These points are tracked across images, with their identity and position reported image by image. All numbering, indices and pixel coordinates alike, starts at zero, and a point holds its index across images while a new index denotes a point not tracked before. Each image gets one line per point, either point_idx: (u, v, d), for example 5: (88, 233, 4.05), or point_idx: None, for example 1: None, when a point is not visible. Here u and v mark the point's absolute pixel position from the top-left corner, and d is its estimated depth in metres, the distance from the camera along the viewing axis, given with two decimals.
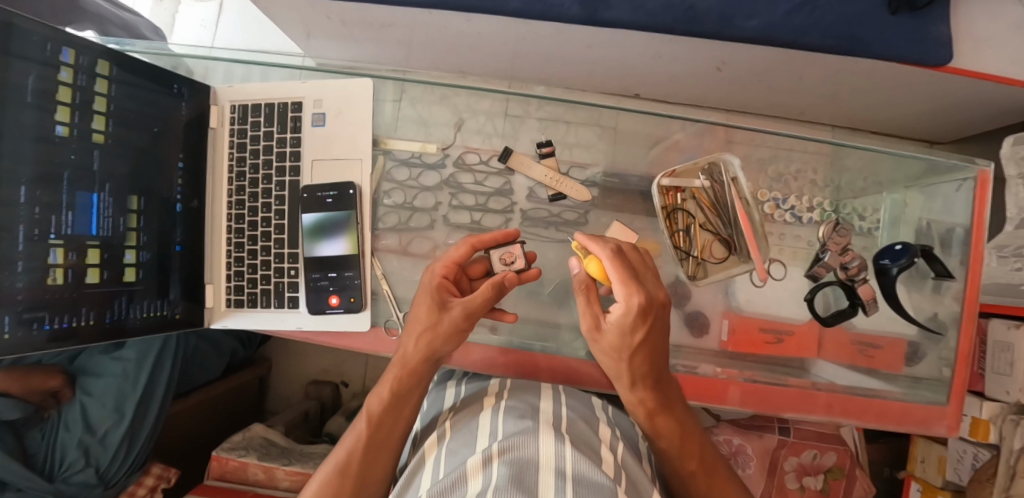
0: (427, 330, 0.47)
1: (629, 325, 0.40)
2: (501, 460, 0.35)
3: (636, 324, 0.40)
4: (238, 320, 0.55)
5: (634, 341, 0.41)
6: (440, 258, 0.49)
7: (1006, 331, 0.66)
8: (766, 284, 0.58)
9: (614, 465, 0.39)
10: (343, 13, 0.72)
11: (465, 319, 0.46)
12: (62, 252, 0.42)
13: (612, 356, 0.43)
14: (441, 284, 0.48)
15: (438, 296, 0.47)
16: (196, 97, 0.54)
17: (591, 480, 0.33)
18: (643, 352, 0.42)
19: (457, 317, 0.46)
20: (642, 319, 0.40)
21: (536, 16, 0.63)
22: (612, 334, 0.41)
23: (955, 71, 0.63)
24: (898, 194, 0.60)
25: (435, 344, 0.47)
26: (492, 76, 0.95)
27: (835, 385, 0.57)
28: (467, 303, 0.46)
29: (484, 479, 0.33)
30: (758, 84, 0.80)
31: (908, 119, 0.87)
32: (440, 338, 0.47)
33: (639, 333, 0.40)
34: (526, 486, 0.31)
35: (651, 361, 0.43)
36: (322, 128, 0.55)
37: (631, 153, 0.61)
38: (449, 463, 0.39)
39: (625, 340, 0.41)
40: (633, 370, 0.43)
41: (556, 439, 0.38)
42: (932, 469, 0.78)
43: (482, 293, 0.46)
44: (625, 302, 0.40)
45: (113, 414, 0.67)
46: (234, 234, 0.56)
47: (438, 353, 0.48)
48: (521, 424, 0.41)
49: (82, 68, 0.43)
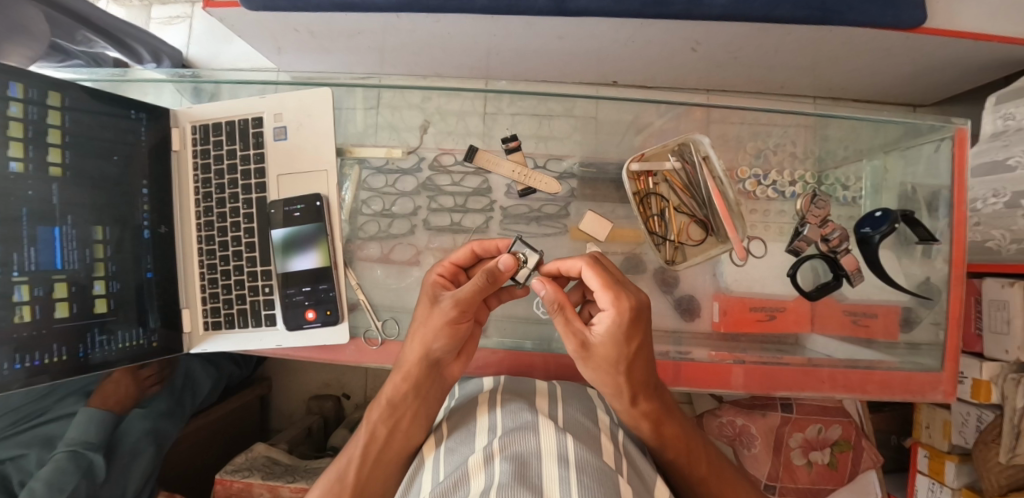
0: (421, 327, 0.43)
1: (621, 334, 0.35)
2: (502, 456, 0.34)
3: (628, 332, 0.35)
4: (217, 342, 0.54)
5: (629, 350, 0.36)
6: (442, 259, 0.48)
7: (1000, 289, 0.65)
8: (746, 262, 0.57)
9: (613, 452, 0.38)
10: (310, 25, 0.71)
11: (455, 310, 0.41)
12: (27, 289, 0.41)
13: (606, 371, 0.38)
14: (438, 281, 0.45)
15: (432, 291, 0.44)
16: (157, 122, 0.53)
17: (595, 467, 0.32)
18: (640, 357, 0.38)
19: (446, 311, 0.41)
20: (633, 324, 0.35)
21: (503, 11, 0.62)
22: (602, 347, 0.37)
23: (932, 32, 0.62)
24: (878, 161, 0.59)
25: (428, 341, 0.43)
26: (467, 74, 0.94)
27: (831, 359, 0.56)
28: (460, 293, 0.40)
29: (487, 476, 0.32)
30: (735, 60, 0.79)
31: (889, 84, 0.87)
32: (433, 336, 0.42)
33: (633, 341, 0.36)
34: (529, 482, 0.31)
35: (647, 368, 0.39)
36: (284, 142, 0.54)
37: (610, 142, 0.60)
38: (449, 464, 0.39)
39: (619, 352, 0.36)
40: (626, 383, 0.39)
41: (556, 429, 0.37)
42: (937, 434, 0.77)
43: (476, 276, 0.39)
44: (611, 310, 0.35)
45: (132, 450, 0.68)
46: (206, 256, 0.55)
47: (432, 352, 0.43)
48: (519, 420, 0.40)
49: (32, 101, 0.43)
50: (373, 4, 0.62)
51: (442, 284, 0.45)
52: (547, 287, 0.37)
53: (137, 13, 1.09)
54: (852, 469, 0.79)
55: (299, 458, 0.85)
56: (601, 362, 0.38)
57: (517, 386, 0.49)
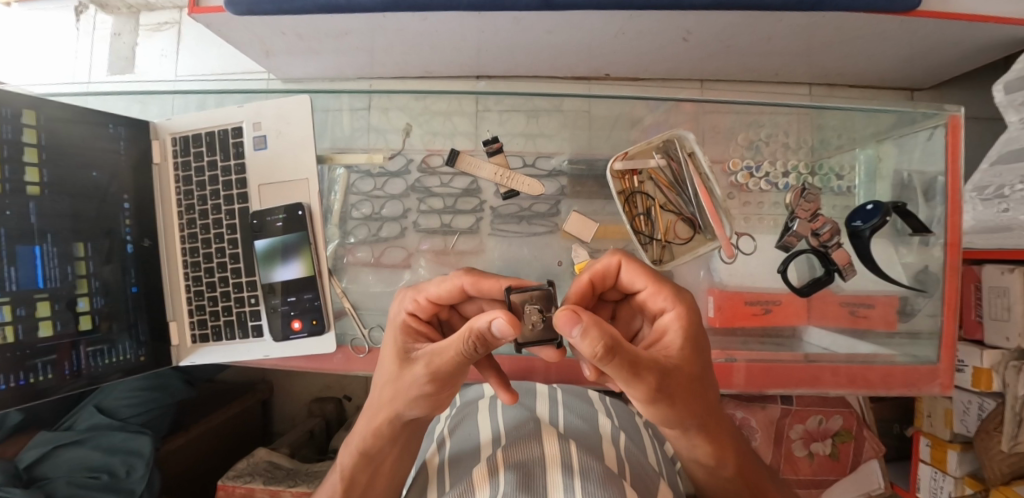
0: (392, 389, 0.32)
1: (692, 339, 0.26)
2: (506, 466, 0.34)
3: (698, 334, 0.27)
4: (205, 354, 0.55)
5: (701, 364, 0.26)
6: (413, 288, 0.34)
7: (1000, 275, 0.64)
8: (735, 259, 0.56)
9: (616, 457, 0.38)
10: (296, 27, 0.70)
11: (428, 384, 0.28)
12: (9, 309, 0.41)
13: (681, 404, 0.25)
14: (412, 323, 0.33)
15: (400, 339, 0.32)
16: (135, 134, 0.53)
17: (600, 471, 0.32)
18: (707, 373, 0.28)
19: (417, 379, 0.29)
20: (700, 328, 0.28)
21: (490, 8, 0.61)
22: (681, 367, 0.25)
23: (929, 15, 0.61)
24: (871, 149, 0.58)
25: (400, 404, 0.32)
26: (459, 71, 0.93)
27: (828, 352, 0.55)
28: (429, 359, 0.27)
29: (491, 488, 0.32)
30: (727, 49, 0.78)
31: (887, 69, 0.85)
32: (404, 401, 0.32)
33: (704, 350, 0.27)
34: (534, 493, 0.30)
35: (709, 387, 0.30)
36: (264, 151, 0.53)
37: (599, 138, 0.60)
38: (455, 477, 0.39)
39: (695, 367, 0.26)
40: (699, 409, 0.28)
41: (559, 438, 0.37)
42: (939, 422, 0.76)
43: (449, 342, 0.24)
44: (676, 308, 0.27)
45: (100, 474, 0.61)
46: (190, 268, 0.55)
47: (403, 414, 0.34)
48: (524, 430, 0.40)
49: (6, 119, 0.42)
50: (358, 5, 0.61)
51: (417, 330, 0.33)
52: (585, 320, 0.16)
53: (125, 20, 1.08)
54: (854, 459, 0.79)
55: (301, 462, 0.85)
56: (676, 395, 0.24)
57: (521, 391, 0.51)
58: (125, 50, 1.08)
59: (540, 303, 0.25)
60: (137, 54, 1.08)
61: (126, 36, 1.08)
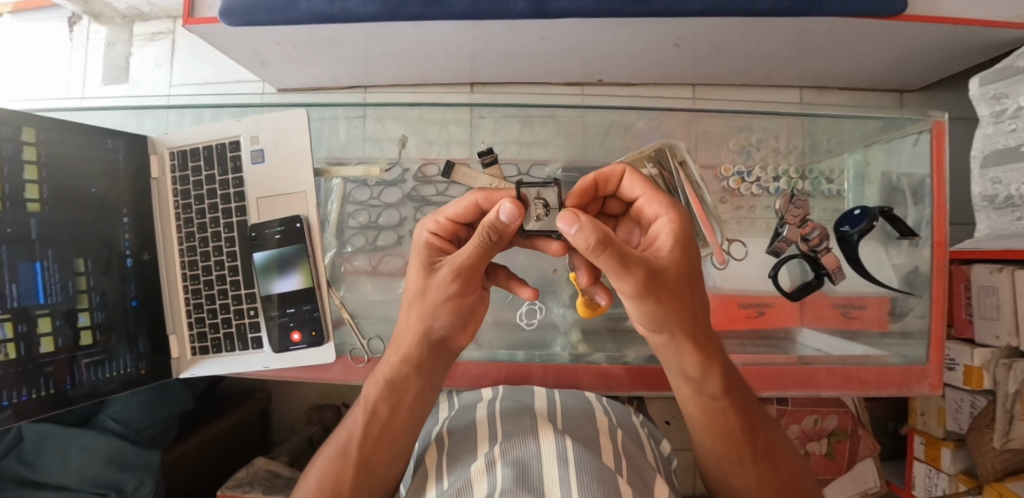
0: (420, 299, 0.35)
1: (683, 242, 0.29)
2: (503, 461, 0.34)
3: (689, 241, 0.30)
4: (204, 367, 0.55)
5: (691, 267, 0.29)
6: (437, 210, 0.36)
7: (989, 275, 0.66)
8: (727, 265, 0.57)
9: (613, 453, 0.39)
10: (291, 37, 0.71)
11: (454, 279, 0.32)
12: (11, 325, 0.42)
13: (673, 301, 0.28)
14: (434, 241, 0.35)
15: (426, 253, 0.35)
16: (133, 149, 0.53)
17: (595, 465, 0.32)
18: (699, 280, 0.31)
19: (445, 280, 0.32)
20: (691, 234, 0.30)
21: (484, 16, 0.61)
22: (670, 264, 0.28)
23: (914, 19, 0.62)
24: (859, 154, 0.59)
25: (428, 314, 0.35)
26: (453, 79, 0.93)
27: (822, 354, 0.56)
28: (451, 260, 0.31)
29: (488, 482, 0.32)
30: (718, 54, 0.79)
31: (876, 72, 0.87)
32: (432, 309, 0.35)
33: (695, 255, 0.30)
34: (532, 486, 0.31)
35: (703, 298, 0.32)
36: (262, 165, 0.54)
37: (592, 146, 0.60)
38: (452, 474, 0.38)
39: (686, 268, 0.29)
40: (689, 309, 0.30)
41: (557, 434, 0.37)
42: (933, 420, 0.77)
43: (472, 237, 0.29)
44: (669, 214, 0.31)
45: (106, 491, 0.61)
46: (189, 282, 0.55)
47: (431, 326, 0.36)
48: (520, 426, 0.41)
49: (5, 137, 0.42)
50: (352, 14, 0.61)
51: (441, 248, 0.36)
52: (581, 221, 0.21)
53: (119, 30, 1.08)
54: (850, 458, 0.79)
55: (300, 470, 0.85)
56: (665, 289, 0.27)
57: (518, 390, 0.51)
58: (119, 60, 1.08)
59: (543, 199, 0.34)
60: (131, 64, 1.08)
61: (120, 46, 1.08)
